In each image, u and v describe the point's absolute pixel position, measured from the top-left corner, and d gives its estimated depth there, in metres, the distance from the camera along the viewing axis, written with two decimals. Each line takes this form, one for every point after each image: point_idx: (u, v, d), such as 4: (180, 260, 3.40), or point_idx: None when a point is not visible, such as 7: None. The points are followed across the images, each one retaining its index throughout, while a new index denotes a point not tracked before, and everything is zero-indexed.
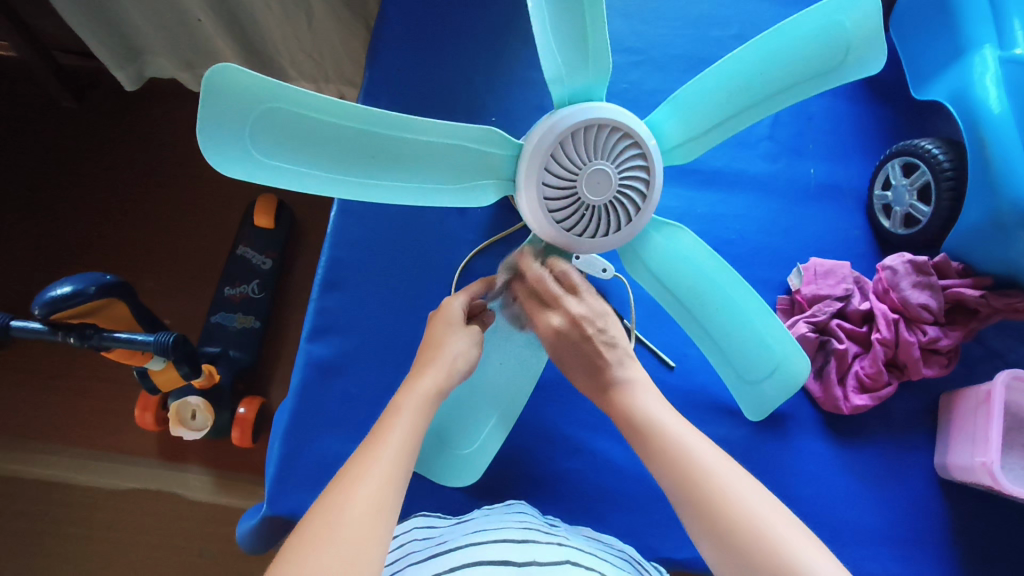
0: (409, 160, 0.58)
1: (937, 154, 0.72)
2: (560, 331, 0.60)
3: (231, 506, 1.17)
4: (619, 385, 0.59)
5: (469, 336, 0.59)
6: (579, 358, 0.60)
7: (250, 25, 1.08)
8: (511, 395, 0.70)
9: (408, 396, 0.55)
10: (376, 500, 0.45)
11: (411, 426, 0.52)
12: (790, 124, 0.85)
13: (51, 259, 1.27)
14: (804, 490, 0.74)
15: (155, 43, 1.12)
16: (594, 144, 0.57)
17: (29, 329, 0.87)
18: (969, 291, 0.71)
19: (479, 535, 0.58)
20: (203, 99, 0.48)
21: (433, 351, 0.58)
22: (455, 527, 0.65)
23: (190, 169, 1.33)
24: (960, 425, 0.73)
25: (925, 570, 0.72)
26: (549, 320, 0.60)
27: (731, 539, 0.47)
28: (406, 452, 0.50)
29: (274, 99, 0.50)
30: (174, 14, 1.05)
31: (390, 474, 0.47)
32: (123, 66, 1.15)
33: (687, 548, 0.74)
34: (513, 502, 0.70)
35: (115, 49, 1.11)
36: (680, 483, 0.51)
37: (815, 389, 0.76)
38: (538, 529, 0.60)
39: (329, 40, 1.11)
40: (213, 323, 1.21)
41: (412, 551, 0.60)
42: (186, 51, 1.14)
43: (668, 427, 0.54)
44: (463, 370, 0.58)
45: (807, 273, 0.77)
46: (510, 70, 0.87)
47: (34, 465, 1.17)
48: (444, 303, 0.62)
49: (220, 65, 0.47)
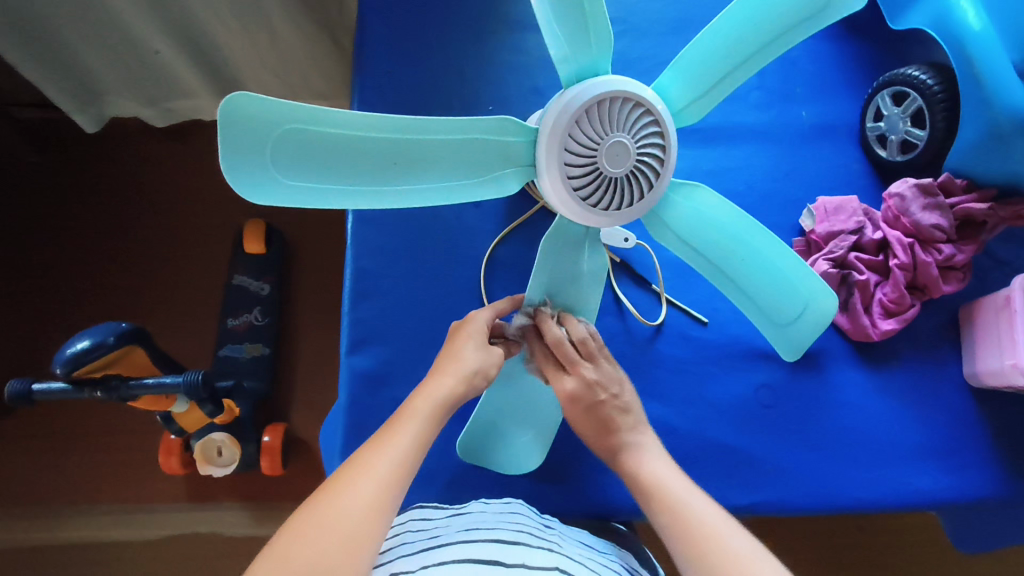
0: (431, 160, 0.58)
1: (925, 79, 0.75)
2: (574, 394, 0.65)
3: (274, 535, 1.17)
4: (631, 450, 0.65)
5: (488, 355, 0.62)
6: (594, 423, 0.66)
7: (213, 50, 1.03)
8: (546, 410, 0.71)
9: (425, 400, 0.58)
10: (377, 497, 0.50)
11: (419, 430, 0.56)
12: (777, 71, 0.87)
13: (47, 318, 1.24)
14: (844, 420, 0.77)
15: (114, 81, 1.06)
16: (609, 117, 0.58)
17: (52, 390, 0.86)
18: (975, 205, 0.74)
19: (471, 535, 0.59)
20: (221, 129, 0.48)
21: (450, 362, 0.61)
22: (450, 518, 0.65)
23: (170, 204, 1.30)
24: (982, 333, 0.77)
25: (969, 475, 0.75)
26: (564, 383, 0.65)
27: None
28: (411, 454, 0.54)
29: (290, 121, 0.50)
30: (133, 51, 1.00)
31: (394, 473, 0.52)
32: (84, 109, 1.10)
33: (752, 495, 0.74)
34: (509, 500, 0.70)
35: (73, 92, 1.05)
36: (680, 534, 0.57)
37: (843, 322, 0.78)
38: (530, 531, 0.61)
39: (294, 54, 1.05)
40: (222, 356, 1.19)
41: (404, 544, 0.60)
42: (149, 87, 1.09)
43: (675, 488, 0.60)
44: (480, 385, 0.61)
45: (818, 213, 0.80)
46: (497, 58, 0.88)
47: (67, 528, 1.15)
48: (471, 316, 0.65)
49: (234, 94, 0.47)
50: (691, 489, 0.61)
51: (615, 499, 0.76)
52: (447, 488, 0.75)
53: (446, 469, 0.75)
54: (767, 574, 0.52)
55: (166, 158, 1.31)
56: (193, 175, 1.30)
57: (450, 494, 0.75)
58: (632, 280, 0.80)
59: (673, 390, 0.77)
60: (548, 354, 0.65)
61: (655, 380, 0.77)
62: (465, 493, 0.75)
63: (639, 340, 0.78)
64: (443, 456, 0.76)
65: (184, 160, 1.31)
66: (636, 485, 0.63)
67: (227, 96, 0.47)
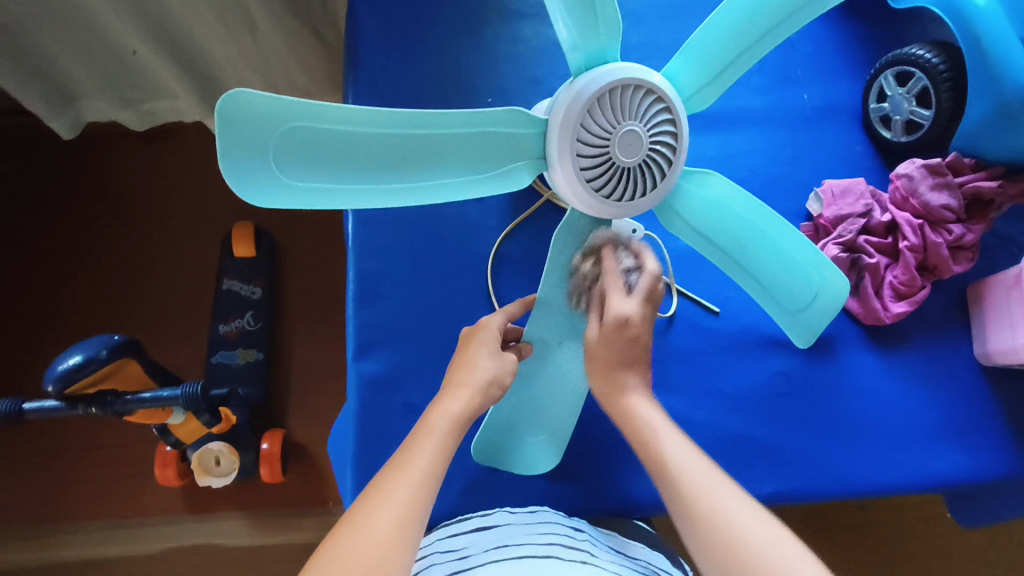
0: (441, 156, 0.55)
1: (931, 58, 0.75)
2: (631, 317, 0.60)
3: (278, 543, 1.14)
4: (633, 394, 0.62)
5: (502, 360, 0.60)
6: (618, 352, 0.61)
7: (191, 48, 0.96)
8: (561, 413, 0.69)
9: (441, 415, 0.56)
10: (399, 521, 0.48)
11: (438, 447, 0.54)
12: (777, 54, 0.86)
13: (29, 331, 1.19)
14: (859, 404, 0.77)
15: (88, 85, 1.00)
16: (621, 106, 0.56)
17: (45, 408, 0.84)
18: (985, 183, 0.74)
19: (500, 553, 0.58)
20: (220, 129, 0.46)
21: (464, 372, 0.59)
22: (477, 533, 0.64)
23: (153, 209, 1.25)
24: (993, 311, 0.77)
25: (983, 454, 0.76)
26: (628, 302, 0.61)
27: (709, 539, 0.51)
28: (431, 474, 0.52)
29: (290, 117, 0.48)
30: (105, 49, 0.94)
31: (415, 495, 0.50)
32: (57, 114, 1.03)
33: (770, 485, 0.74)
34: (537, 511, 0.69)
35: (46, 99, 0.99)
36: (680, 500, 0.54)
37: (854, 307, 0.78)
38: (560, 543, 0.59)
39: (276, 51, 0.98)
40: (215, 362, 1.16)
41: (432, 565, 0.59)
42: (123, 86, 1.02)
43: (678, 463, 0.57)
44: (497, 392, 0.59)
45: (826, 197, 0.79)
46: (494, 48, 0.86)
47: (61, 546, 1.12)
48: (482, 323, 0.63)
49: (232, 91, 0.45)
50: (696, 457, 0.57)
51: (633, 492, 0.75)
52: (463, 490, 0.74)
53: (461, 471, 0.74)
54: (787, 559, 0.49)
55: (147, 161, 1.26)
56: (176, 178, 1.26)
57: (465, 497, 0.73)
58: None
59: (688, 381, 0.76)
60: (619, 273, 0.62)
61: (669, 371, 0.76)
62: (481, 495, 0.74)
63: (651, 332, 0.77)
64: (457, 458, 0.74)
65: (166, 163, 1.26)
66: (653, 464, 0.58)
67: (224, 94, 0.45)
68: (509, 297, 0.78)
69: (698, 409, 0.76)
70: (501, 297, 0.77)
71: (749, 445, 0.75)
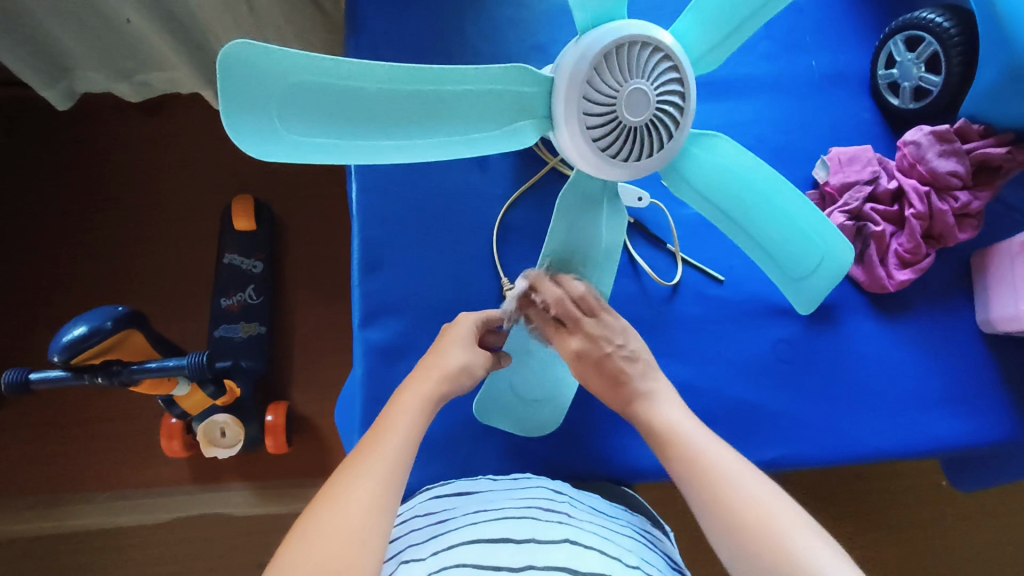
0: (446, 115, 0.55)
1: (942, 22, 0.74)
2: (582, 351, 0.63)
3: (283, 512, 1.15)
4: (645, 398, 0.64)
5: (473, 350, 0.61)
6: (605, 377, 0.64)
7: (186, 16, 0.94)
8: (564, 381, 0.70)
9: (414, 396, 0.57)
10: (376, 494, 0.49)
11: (412, 422, 0.55)
12: (786, 19, 0.85)
13: (34, 305, 1.19)
14: (862, 372, 0.78)
15: (83, 56, 0.99)
16: (628, 63, 0.54)
17: (52, 378, 0.83)
18: (993, 150, 0.74)
19: (480, 514, 0.58)
20: (223, 82, 0.45)
21: (438, 357, 0.60)
22: (459, 497, 0.64)
23: (153, 181, 1.24)
24: (996, 278, 0.77)
25: (984, 419, 0.76)
26: (570, 343, 0.63)
27: (714, 493, 0.54)
28: (406, 448, 0.53)
29: (293, 71, 0.47)
30: (99, 17, 0.92)
31: (390, 469, 0.51)
32: (52, 85, 1.01)
33: (770, 452, 0.75)
34: (519, 475, 0.70)
35: (41, 67, 0.98)
36: (686, 463, 0.58)
37: (858, 275, 0.79)
38: (541, 504, 0.60)
39: (273, 22, 0.95)
40: (218, 336, 1.16)
41: (413, 529, 0.60)
42: (118, 56, 1.00)
43: (674, 424, 0.61)
44: (469, 383, 0.60)
45: (832, 164, 0.79)
46: (499, 15, 0.85)
47: (69, 516, 1.13)
48: (457, 319, 0.64)
49: (234, 43, 0.44)
50: (704, 433, 0.60)
51: (635, 459, 0.76)
52: (469, 455, 0.74)
53: (468, 437, 0.75)
54: (793, 526, 0.51)
55: (145, 134, 1.25)
56: (176, 150, 1.25)
57: (472, 463, 0.74)
58: (647, 241, 0.79)
59: (693, 350, 0.77)
60: (546, 319, 0.63)
61: (673, 338, 0.77)
62: (488, 460, 0.75)
63: (655, 301, 0.78)
64: (464, 423, 0.75)
65: (166, 135, 1.25)
66: (649, 432, 0.62)
67: (226, 47, 0.44)
68: (515, 266, 0.77)
69: (703, 377, 0.76)
70: (507, 265, 0.77)
71: (752, 412, 0.76)
